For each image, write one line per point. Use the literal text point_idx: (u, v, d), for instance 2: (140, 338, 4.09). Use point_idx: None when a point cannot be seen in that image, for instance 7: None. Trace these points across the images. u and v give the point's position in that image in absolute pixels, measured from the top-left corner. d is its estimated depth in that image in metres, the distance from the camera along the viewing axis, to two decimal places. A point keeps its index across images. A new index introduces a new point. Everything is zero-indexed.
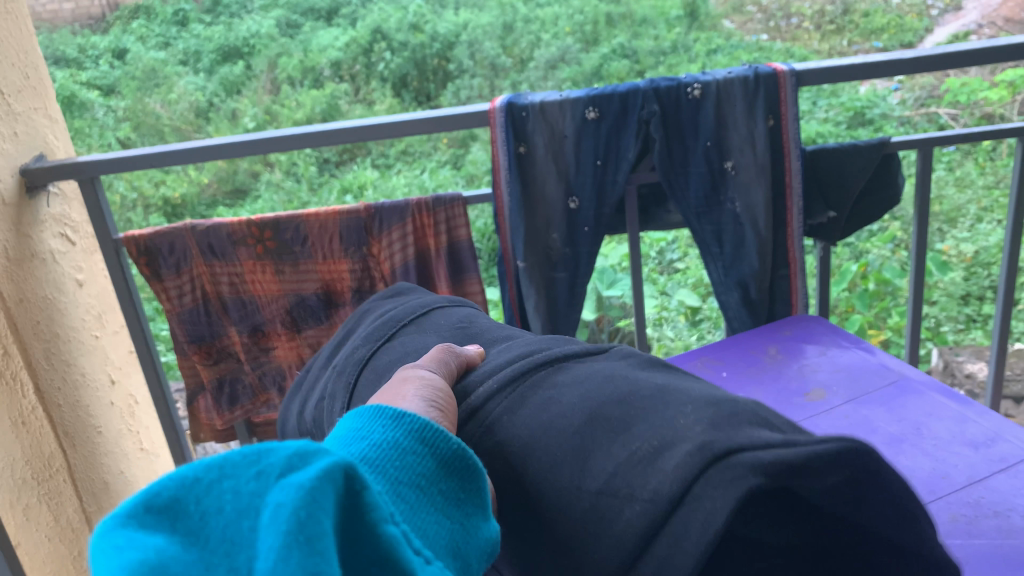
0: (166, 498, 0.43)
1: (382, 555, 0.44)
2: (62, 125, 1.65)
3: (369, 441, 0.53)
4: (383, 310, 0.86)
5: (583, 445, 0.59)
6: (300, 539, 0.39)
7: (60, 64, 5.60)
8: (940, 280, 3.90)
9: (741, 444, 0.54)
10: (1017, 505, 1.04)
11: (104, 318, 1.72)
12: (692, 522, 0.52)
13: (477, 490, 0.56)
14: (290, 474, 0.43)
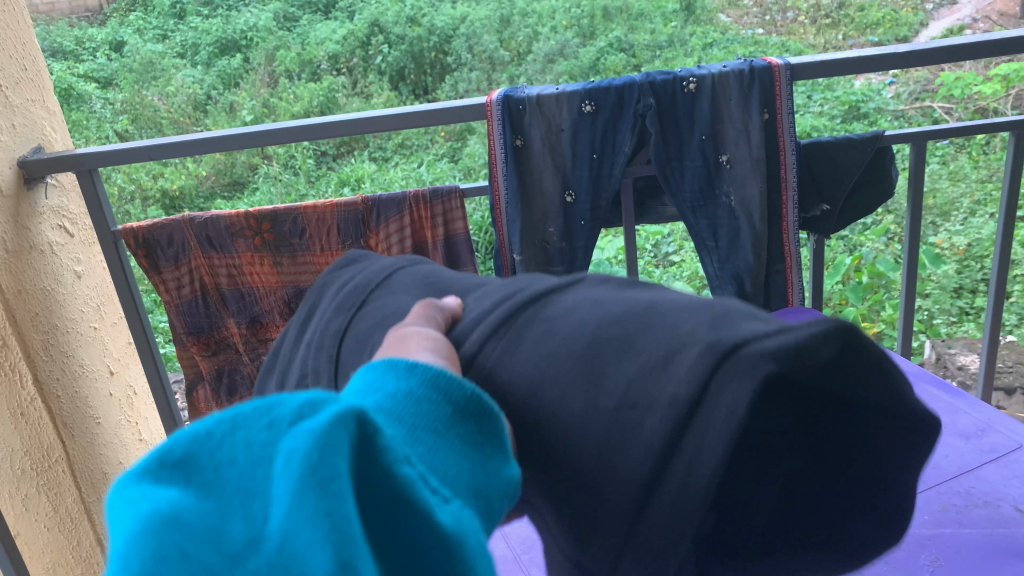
0: (180, 454, 0.40)
1: (395, 494, 0.39)
2: (61, 118, 1.65)
3: (377, 391, 0.46)
4: (338, 279, 0.74)
5: (595, 364, 0.52)
6: (313, 483, 0.36)
7: (58, 56, 5.65)
8: (933, 273, 3.93)
9: (755, 334, 0.50)
10: (1006, 495, 1.10)
11: (103, 309, 1.72)
12: (719, 420, 0.49)
13: (498, 436, 0.49)
14: (301, 422, 0.39)
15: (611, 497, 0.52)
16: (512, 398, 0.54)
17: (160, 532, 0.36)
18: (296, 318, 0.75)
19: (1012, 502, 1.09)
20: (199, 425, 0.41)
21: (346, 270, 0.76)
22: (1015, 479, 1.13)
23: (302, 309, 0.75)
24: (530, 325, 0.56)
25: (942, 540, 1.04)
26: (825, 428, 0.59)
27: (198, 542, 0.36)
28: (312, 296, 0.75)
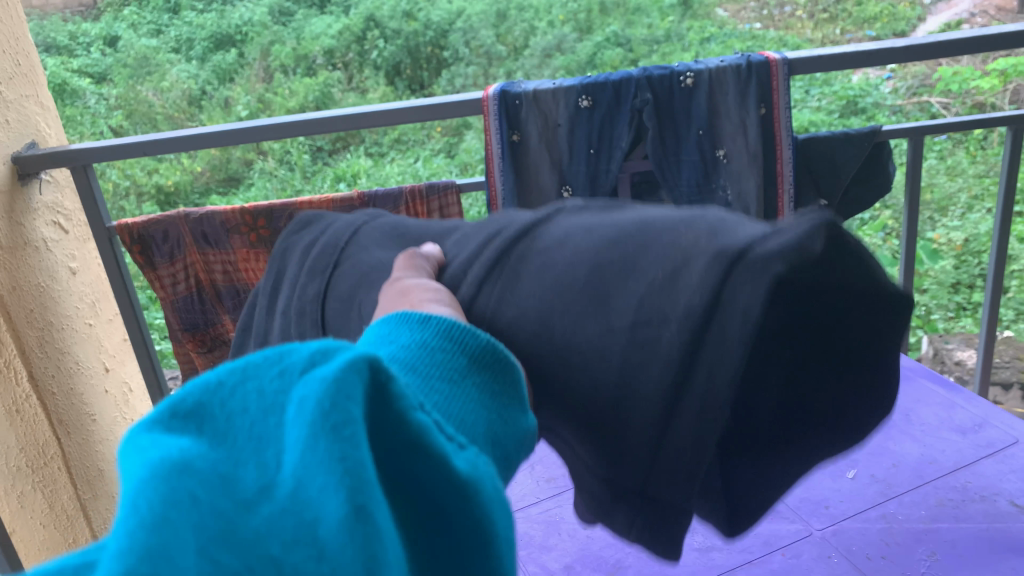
0: (192, 404, 0.36)
1: (409, 438, 0.37)
2: (54, 113, 1.64)
3: (392, 342, 0.46)
4: (303, 239, 0.75)
5: (601, 288, 0.51)
6: (327, 428, 0.33)
7: (53, 52, 5.55)
8: (931, 268, 3.91)
9: (753, 238, 0.48)
10: (1003, 490, 1.10)
11: (98, 305, 1.71)
12: (734, 327, 0.48)
13: (514, 385, 0.49)
14: (316, 369, 0.36)
15: (634, 406, 0.52)
16: (526, 332, 0.54)
17: (170, 474, 0.31)
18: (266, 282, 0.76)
19: (1009, 497, 1.09)
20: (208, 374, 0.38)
21: (307, 229, 0.76)
22: (1011, 474, 1.13)
23: (271, 272, 0.76)
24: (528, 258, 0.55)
25: (939, 535, 1.04)
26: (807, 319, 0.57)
27: (212, 486, 0.32)
28: (278, 260, 0.76)
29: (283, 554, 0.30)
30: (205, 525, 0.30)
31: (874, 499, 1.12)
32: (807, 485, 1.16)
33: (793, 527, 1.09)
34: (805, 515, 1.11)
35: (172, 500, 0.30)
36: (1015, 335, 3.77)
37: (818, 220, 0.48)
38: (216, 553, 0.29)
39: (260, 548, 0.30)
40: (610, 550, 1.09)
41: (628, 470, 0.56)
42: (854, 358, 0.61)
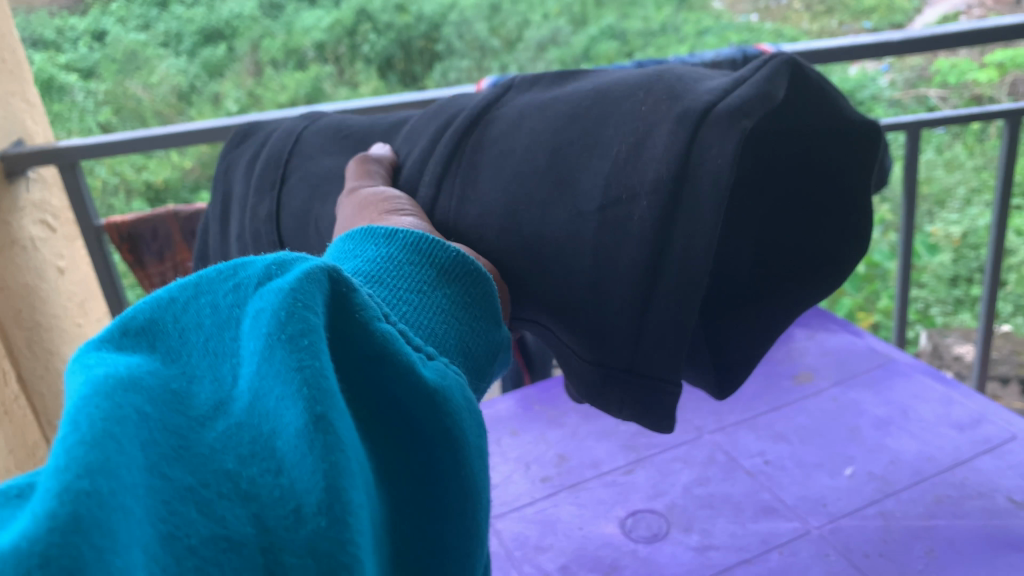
0: (143, 321, 0.34)
1: (374, 345, 0.37)
2: (41, 110, 1.61)
3: (359, 258, 0.49)
4: (270, 172, 0.81)
5: (563, 177, 0.60)
6: (282, 338, 0.32)
7: (38, 44, 4.55)
8: (930, 264, 3.79)
9: (715, 96, 0.57)
10: (1000, 486, 1.09)
11: (87, 305, 1.70)
12: (704, 189, 0.55)
13: (485, 297, 0.54)
14: (273, 280, 0.35)
15: (616, 281, 0.58)
16: (495, 219, 0.63)
17: (117, 387, 0.29)
18: (241, 215, 0.83)
19: (1006, 492, 1.08)
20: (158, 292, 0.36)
21: (274, 161, 0.81)
22: (1009, 470, 1.12)
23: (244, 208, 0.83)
24: (502, 157, 0.64)
25: (936, 532, 1.03)
26: (799, 158, 0.73)
27: (161, 404, 0.30)
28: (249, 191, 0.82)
29: (239, 471, 0.30)
30: (154, 440, 0.29)
31: (872, 496, 1.10)
32: (804, 482, 1.14)
33: (791, 525, 1.07)
34: (803, 512, 1.09)
35: (113, 416, 0.27)
36: (1013, 330, 3.77)
37: (776, 63, 0.59)
38: (168, 470, 0.28)
39: (215, 471, 0.29)
40: (606, 550, 1.07)
41: (608, 352, 0.62)
42: (834, 205, 0.75)
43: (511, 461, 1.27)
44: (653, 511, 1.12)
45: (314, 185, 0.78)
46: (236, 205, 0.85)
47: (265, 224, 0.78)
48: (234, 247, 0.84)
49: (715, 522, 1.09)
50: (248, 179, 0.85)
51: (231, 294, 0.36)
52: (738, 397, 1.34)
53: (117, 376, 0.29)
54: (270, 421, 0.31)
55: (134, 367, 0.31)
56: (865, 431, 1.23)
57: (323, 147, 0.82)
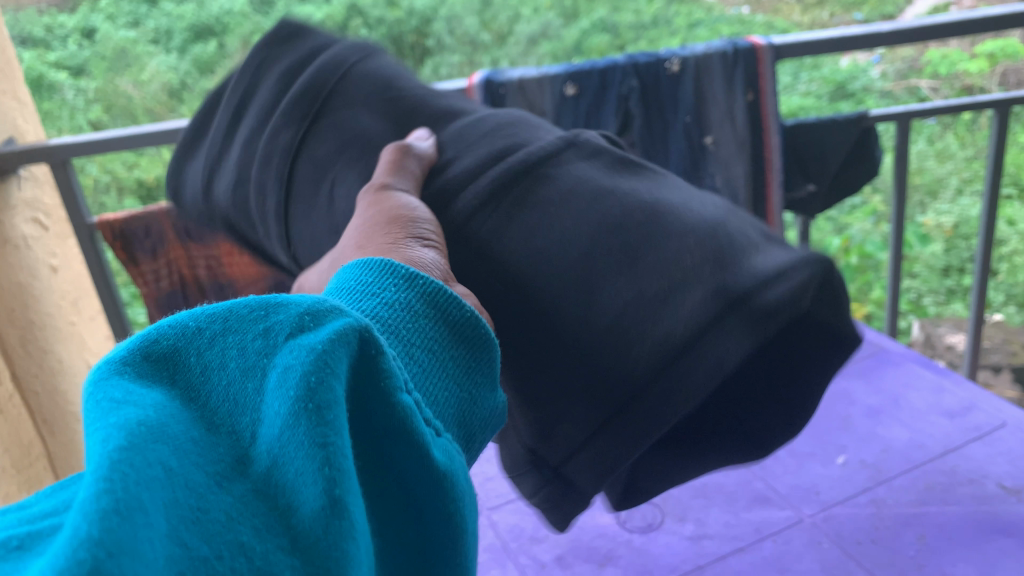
0: (166, 348, 0.36)
1: (392, 426, 0.38)
2: (32, 108, 1.60)
3: (377, 298, 0.48)
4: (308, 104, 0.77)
5: (575, 266, 0.57)
6: (310, 409, 0.33)
7: (28, 44, 4.88)
8: (920, 254, 3.91)
9: (756, 281, 0.54)
10: (990, 472, 1.10)
11: (81, 303, 1.67)
12: (705, 367, 0.53)
13: (490, 359, 0.51)
14: (302, 334, 0.36)
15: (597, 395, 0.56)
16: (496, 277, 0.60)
17: (144, 440, 0.29)
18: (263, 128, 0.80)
19: (996, 479, 1.09)
20: (184, 319, 0.37)
21: (312, 92, 0.77)
22: (999, 457, 1.13)
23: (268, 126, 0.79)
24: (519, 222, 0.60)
25: (927, 519, 1.04)
26: None
27: (185, 457, 0.31)
28: (276, 112, 0.78)
29: (252, 543, 0.30)
30: (176, 501, 0.29)
31: (864, 484, 1.11)
32: (797, 472, 1.15)
33: (783, 514, 1.08)
34: (796, 501, 1.10)
35: (142, 478, 0.28)
36: (1005, 319, 3.80)
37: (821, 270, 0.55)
38: (187, 537, 0.29)
39: (230, 539, 0.30)
40: (601, 540, 1.07)
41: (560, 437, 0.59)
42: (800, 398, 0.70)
43: None
44: (648, 502, 1.13)
45: (345, 143, 0.75)
46: (256, 116, 0.82)
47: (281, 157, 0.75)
48: (236, 155, 0.81)
49: (709, 511, 1.10)
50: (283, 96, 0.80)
51: (259, 339, 0.36)
52: None
53: (141, 423, 0.30)
54: (287, 491, 0.32)
55: (156, 414, 0.32)
56: (857, 420, 1.24)
57: (368, 105, 0.78)
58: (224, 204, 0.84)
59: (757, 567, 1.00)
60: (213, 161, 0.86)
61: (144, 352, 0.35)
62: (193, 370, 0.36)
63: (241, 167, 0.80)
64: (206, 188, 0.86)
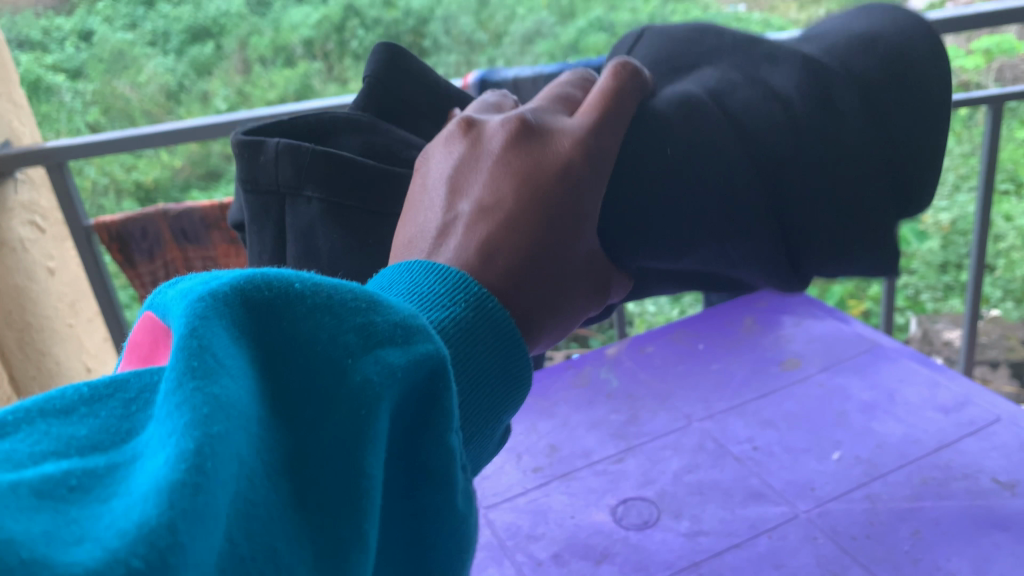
0: (267, 297, 0.33)
1: (432, 462, 0.37)
2: (28, 111, 1.65)
3: (447, 310, 0.44)
4: (878, 191, 0.61)
5: (376, 207, 0.67)
6: (371, 439, 0.33)
7: (25, 46, 4.85)
8: (919, 250, 3.95)
9: None
10: (984, 466, 1.10)
11: (77, 305, 1.74)
12: None
13: (512, 388, 0.48)
14: (390, 350, 0.35)
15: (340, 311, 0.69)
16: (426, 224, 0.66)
17: (230, 424, 0.28)
18: (892, 96, 0.62)
19: (991, 473, 1.09)
20: (291, 277, 0.35)
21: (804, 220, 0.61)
22: (993, 450, 1.13)
23: (873, 111, 0.62)
24: (378, 133, 0.71)
25: (923, 513, 1.04)
26: None
27: (253, 442, 0.29)
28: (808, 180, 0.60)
29: (284, 550, 0.29)
30: (235, 494, 0.28)
31: (859, 479, 1.11)
32: (792, 467, 1.16)
33: (779, 509, 1.08)
34: (791, 497, 1.10)
35: (216, 466, 0.26)
36: (1001, 314, 3.83)
37: None
38: (235, 535, 0.27)
39: (266, 541, 0.28)
40: (597, 537, 1.08)
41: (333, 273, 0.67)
42: None
43: (503, 452, 1.27)
44: (644, 499, 1.13)
45: (770, 179, 0.60)
46: (914, 92, 0.62)
47: (808, 109, 0.60)
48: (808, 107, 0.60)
49: (705, 508, 1.10)
50: (924, 156, 0.63)
51: (354, 333, 0.35)
52: (727, 384, 1.36)
53: (231, 403, 0.28)
54: (332, 507, 0.31)
55: (240, 391, 0.29)
56: (852, 415, 1.24)
57: (830, 229, 0.61)
58: (840, 29, 0.67)
59: (753, 563, 1.01)
60: (942, 41, 0.64)
61: (243, 297, 0.32)
62: (282, 335, 0.33)
63: (839, 61, 0.63)
64: (935, 43, 0.64)
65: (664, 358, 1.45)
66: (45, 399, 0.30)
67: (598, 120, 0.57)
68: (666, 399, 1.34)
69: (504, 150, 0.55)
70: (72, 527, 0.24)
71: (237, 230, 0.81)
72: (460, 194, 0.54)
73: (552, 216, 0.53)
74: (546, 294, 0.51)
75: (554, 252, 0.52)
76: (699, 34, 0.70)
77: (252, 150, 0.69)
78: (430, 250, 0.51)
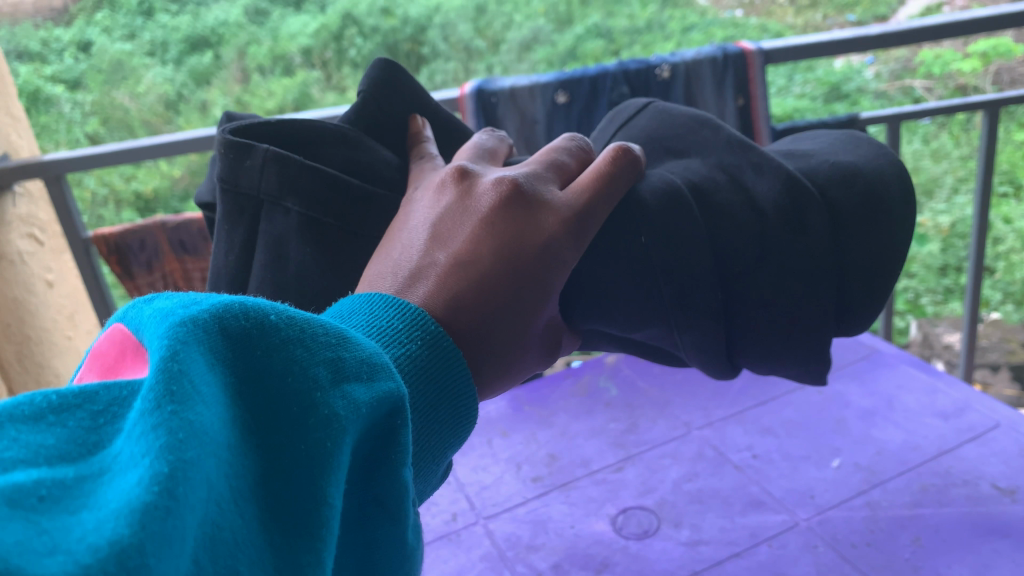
0: (243, 326, 0.33)
1: (387, 497, 0.38)
2: (26, 123, 1.65)
3: (405, 346, 0.45)
4: (827, 317, 0.62)
5: (352, 227, 0.67)
6: (334, 471, 0.33)
7: (25, 58, 4.95)
8: (919, 253, 3.97)
9: None
10: (984, 472, 1.10)
11: (76, 318, 1.76)
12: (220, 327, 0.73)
13: (452, 428, 0.48)
14: (356, 386, 0.36)
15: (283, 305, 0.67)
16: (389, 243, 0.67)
17: (201, 451, 0.28)
18: (860, 229, 0.62)
19: (991, 480, 1.09)
20: (268, 308, 0.35)
21: (756, 317, 0.62)
22: (993, 457, 1.13)
23: (837, 236, 0.62)
24: (362, 149, 0.70)
25: (922, 520, 1.04)
26: None
27: (221, 466, 0.29)
28: (762, 283, 0.61)
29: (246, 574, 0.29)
30: (202, 518, 0.28)
31: (859, 487, 1.11)
32: (791, 475, 1.15)
33: (779, 518, 1.08)
34: (791, 505, 1.10)
35: (186, 492, 0.26)
36: (1001, 317, 3.83)
37: None
38: (199, 558, 0.27)
39: (229, 565, 0.28)
40: (597, 547, 1.08)
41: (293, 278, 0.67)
42: None
43: (502, 462, 1.27)
44: (643, 508, 1.13)
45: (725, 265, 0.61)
46: (882, 232, 0.63)
47: (777, 224, 0.61)
48: (775, 219, 0.61)
49: (705, 516, 1.10)
50: (878, 289, 0.64)
51: (325, 366, 0.35)
52: (726, 392, 1.36)
53: (203, 428, 0.28)
54: (294, 533, 0.31)
55: (212, 417, 0.29)
56: (851, 422, 1.24)
57: (774, 327, 0.62)
58: (825, 152, 0.67)
59: (753, 571, 1.01)
60: (914, 189, 0.65)
61: (220, 324, 0.32)
62: (254, 364, 0.33)
63: (817, 186, 0.63)
64: (906, 191, 0.65)
65: (663, 366, 1.45)
66: (13, 404, 0.29)
67: (589, 194, 0.57)
68: (665, 407, 1.34)
69: (492, 208, 0.54)
70: (43, 539, 0.24)
71: (202, 208, 0.78)
72: (440, 243, 0.54)
73: (521, 278, 0.52)
74: (494, 359, 0.51)
75: (516, 323, 0.52)
76: (698, 123, 0.68)
77: (237, 152, 0.66)
78: (399, 289, 0.50)
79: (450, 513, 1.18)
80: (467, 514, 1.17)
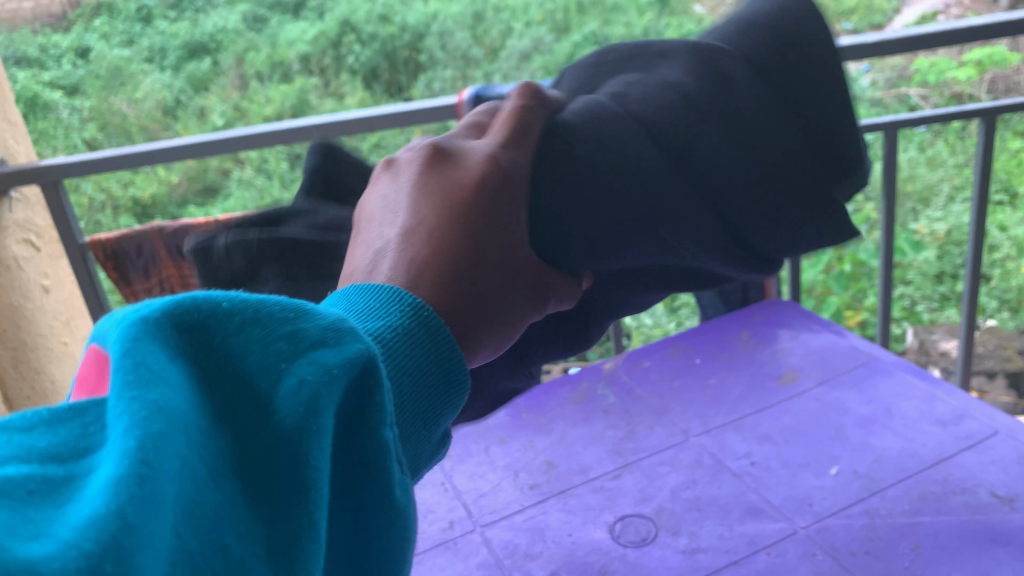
0: (196, 318, 0.33)
1: (369, 458, 0.37)
2: (23, 129, 1.65)
3: (382, 317, 0.44)
4: (800, 165, 0.59)
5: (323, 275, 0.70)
6: (308, 435, 0.32)
7: (23, 64, 4.92)
8: (914, 261, 4.01)
9: None
10: (983, 480, 1.10)
11: (73, 323, 1.75)
12: None
13: (443, 388, 0.46)
14: (323, 349, 0.35)
15: None
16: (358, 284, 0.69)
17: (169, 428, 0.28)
18: (785, 68, 0.60)
19: (989, 487, 1.09)
20: (218, 296, 0.34)
21: (733, 193, 0.57)
22: (992, 464, 1.13)
23: (770, 85, 0.60)
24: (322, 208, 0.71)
25: (921, 528, 1.04)
26: None
27: (193, 448, 0.30)
28: (719, 154, 0.57)
29: (233, 545, 0.29)
30: (178, 496, 0.28)
31: (857, 494, 1.11)
32: (790, 482, 1.15)
33: (777, 526, 1.08)
34: (789, 512, 1.10)
35: (160, 466, 0.27)
36: (998, 323, 3.82)
37: None
38: (182, 530, 0.28)
39: (214, 539, 0.29)
40: (595, 555, 1.07)
41: None
42: None
43: (500, 469, 1.26)
44: (641, 516, 1.13)
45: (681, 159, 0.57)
46: (819, 69, 0.60)
47: (704, 96, 0.58)
48: (699, 86, 0.58)
49: (703, 524, 1.10)
50: (829, 113, 0.60)
51: (285, 340, 0.34)
52: (724, 399, 1.36)
53: (171, 408, 0.29)
54: (276, 501, 0.31)
55: (178, 401, 0.30)
56: (849, 430, 1.24)
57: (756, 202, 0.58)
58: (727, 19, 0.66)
59: None
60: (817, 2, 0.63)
61: (173, 320, 0.33)
62: (215, 355, 0.33)
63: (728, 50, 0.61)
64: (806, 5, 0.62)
65: (662, 373, 1.45)
66: (7, 422, 0.30)
67: (505, 135, 0.57)
68: (664, 413, 1.34)
69: (420, 176, 0.54)
70: (29, 526, 0.25)
71: None
72: (387, 221, 0.53)
73: (471, 230, 0.51)
74: (459, 288, 0.49)
75: (485, 270, 0.51)
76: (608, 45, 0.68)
77: (206, 250, 0.73)
78: (369, 269, 0.49)
79: (448, 521, 1.17)
80: (464, 521, 1.16)
